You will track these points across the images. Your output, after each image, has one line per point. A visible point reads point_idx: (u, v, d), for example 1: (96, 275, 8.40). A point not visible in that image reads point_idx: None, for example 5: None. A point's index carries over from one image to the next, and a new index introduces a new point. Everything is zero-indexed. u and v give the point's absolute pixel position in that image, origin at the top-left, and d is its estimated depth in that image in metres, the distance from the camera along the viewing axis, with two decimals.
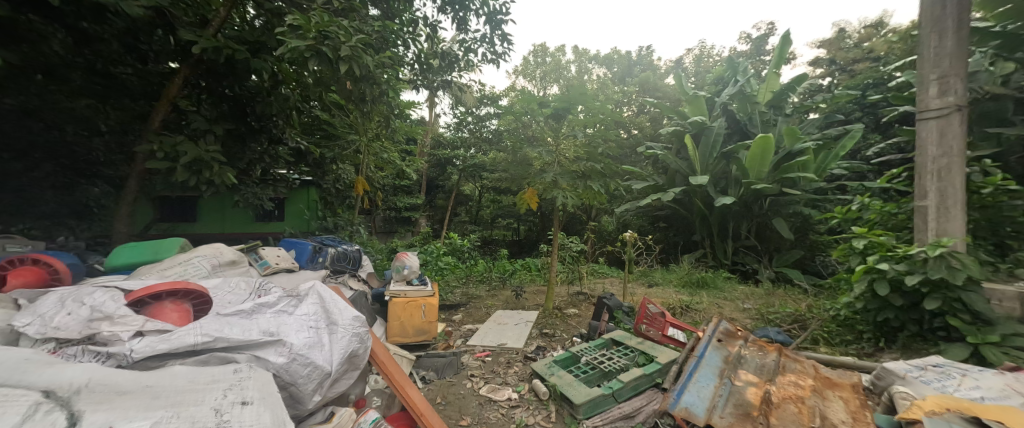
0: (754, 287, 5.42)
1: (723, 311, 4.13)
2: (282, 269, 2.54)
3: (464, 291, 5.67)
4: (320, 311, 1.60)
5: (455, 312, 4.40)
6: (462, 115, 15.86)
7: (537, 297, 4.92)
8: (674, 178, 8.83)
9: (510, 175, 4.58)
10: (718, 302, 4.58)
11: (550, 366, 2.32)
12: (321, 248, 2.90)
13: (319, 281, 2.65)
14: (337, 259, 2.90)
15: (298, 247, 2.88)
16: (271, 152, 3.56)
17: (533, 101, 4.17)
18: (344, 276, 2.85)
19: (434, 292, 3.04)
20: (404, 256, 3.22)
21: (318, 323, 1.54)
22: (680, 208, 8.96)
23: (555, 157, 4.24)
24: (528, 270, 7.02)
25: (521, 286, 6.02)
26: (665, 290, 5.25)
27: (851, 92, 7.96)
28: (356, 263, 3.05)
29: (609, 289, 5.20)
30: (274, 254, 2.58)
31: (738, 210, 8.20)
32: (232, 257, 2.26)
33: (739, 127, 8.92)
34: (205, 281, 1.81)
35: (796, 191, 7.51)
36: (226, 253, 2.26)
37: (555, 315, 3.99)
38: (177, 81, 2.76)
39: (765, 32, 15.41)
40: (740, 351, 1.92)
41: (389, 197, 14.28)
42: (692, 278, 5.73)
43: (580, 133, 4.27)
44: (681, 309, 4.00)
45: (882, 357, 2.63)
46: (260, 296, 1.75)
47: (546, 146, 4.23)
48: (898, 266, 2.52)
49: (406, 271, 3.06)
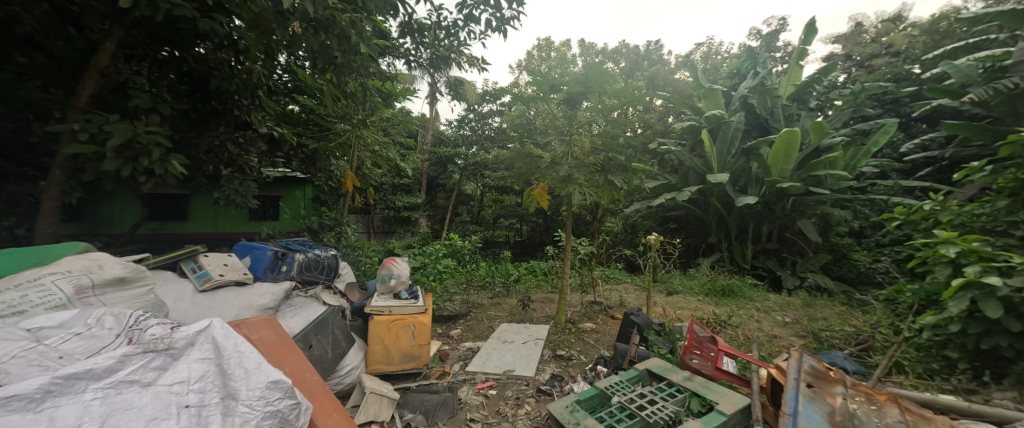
0: (788, 297, 4.86)
1: (761, 327, 3.57)
2: (229, 282, 2.03)
3: (465, 299, 5.14)
4: (217, 384, 1.25)
5: (454, 325, 3.87)
6: (465, 113, 15.52)
7: (546, 307, 4.38)
8: (689, 176, 8.27)
9: (517, 170, 4.04)
10: (754, 315, 4.02)
11: (573, 410, 1.77)
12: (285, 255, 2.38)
13: (280, 296, 2.13)
14: (307, 268, 2.39)
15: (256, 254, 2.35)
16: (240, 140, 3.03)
17: (543, 84, 3.63)
18: (317, 288, 2.36)
19: (427, 308, 2.51)
20: (391, 263, 2.70)
21: (208, 407, 1.19)
22: (695, 208, 8.40)
23: (568, 149, 3.69)
24: (534, 275, 6.48)
25: (527, 293, 5.48)
26: (690, 300, 4.69)
27: (882, 84, 7.39)
28: (331, 272, 2.55)
29: (627, 299, 4.65)
30: (220, 264, 2.08)
31: (759, 211, 7.64)
32: (120, 274, 1.69)
33: (758, 123, 8.34)
34: (48, 321, 1.34)
35: (824, 190, 6.94)
36: (111, 269, 1.69)
37: (568, 330, 3.45)
38: (109, 47, 2.25)
39: (775, 28, 14.85)
40: (848, 405, 1.40)
41: (388, 196, 13.76)
42: (717, 286, 5.17)
43: (597, 123, 3.73)
44: (715, 325, 3.45)
45: (991, 395, 2.08)
46: (131, 341, 1.31)
47: (558, 136, 3.68)
48: (1014, 282, 1.99)
49: (392, 282, 2.54)
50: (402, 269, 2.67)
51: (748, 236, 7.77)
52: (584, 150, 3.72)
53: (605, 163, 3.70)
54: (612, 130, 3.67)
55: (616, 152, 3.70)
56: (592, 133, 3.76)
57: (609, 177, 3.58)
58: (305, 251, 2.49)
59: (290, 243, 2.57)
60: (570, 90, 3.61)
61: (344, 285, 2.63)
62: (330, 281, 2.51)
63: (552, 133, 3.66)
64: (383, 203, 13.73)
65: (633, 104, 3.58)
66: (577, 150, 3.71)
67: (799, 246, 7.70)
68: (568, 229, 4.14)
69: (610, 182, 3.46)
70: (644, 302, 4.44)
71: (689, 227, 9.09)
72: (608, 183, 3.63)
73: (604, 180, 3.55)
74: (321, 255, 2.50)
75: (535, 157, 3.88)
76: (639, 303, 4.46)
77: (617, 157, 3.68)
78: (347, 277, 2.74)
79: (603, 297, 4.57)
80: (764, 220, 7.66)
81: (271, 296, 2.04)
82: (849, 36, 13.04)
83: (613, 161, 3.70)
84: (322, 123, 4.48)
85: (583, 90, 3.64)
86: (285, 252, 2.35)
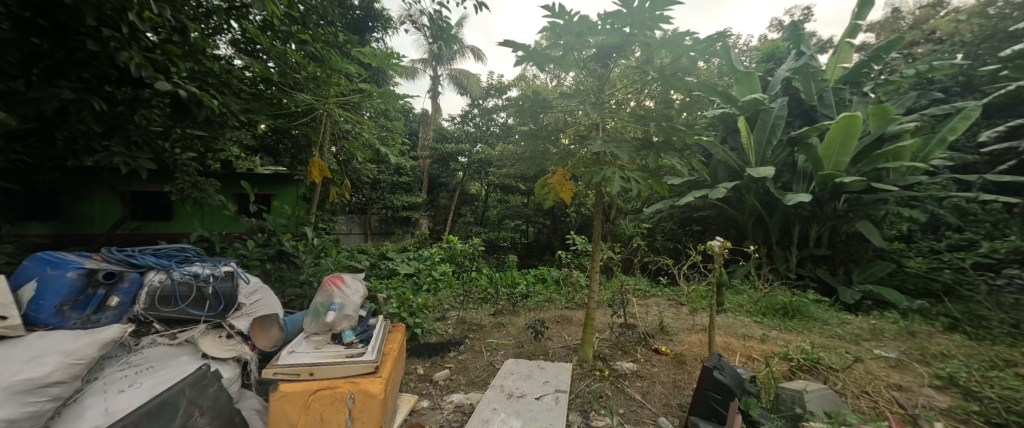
0: (876, 319, 3.80)
1: (875, 370, 2.53)
2: None
3: (461, 317, 4.13)
4: None
5: (442, 359, 2.88)
6: (468, 109, 14.74)
7: (565, 333, 3.39)
8: (720, 171, 7.23)
9: (528, 153, 2.99)
10: (852, 350, 2.96)
11: None
12: (110, 281, 1.68)
13: (79, 356, 1.40)
14: (163, 301, 1.77)
15: (63, 261, 1.61)
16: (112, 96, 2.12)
17: (566, 31, 2.55)
18: (190, 332, 1.77)
19: (383, 364, 1.54)
20: (334, 284, 1.72)
21: None
22: (727, 208, 7.36)
23: (599, 118, 2.65)
24: (547, 288, 5.44)
25: (539, 311, 4.48)
26: (750, 324, 3.64)
27: (955, 62, 6.27)
28: (218, 303, 1.86)
29: (668, 322, 3.61)
30: None
31: (806, 212, 6.57)
32: None
33: (802, 111, 7.24)
34: None
35: (890, 185, 5.88)
36: None
37: (600, 374, 2.46)
38: None
39: (800, 19, 13.82)
40: None
41: (385, 195, 12.76)
42: (778, 304, 4.11)
43: (641, 86, 2.68)
44: (816, 371, 2.36)
45: None
46: None
47: (589, 100, 2.61)
48: None
49: (325, 324, 1.57)
50: (347, 296, 1.69)
51: (793, 241, 6.69)
52: (623, 122, 2.68)
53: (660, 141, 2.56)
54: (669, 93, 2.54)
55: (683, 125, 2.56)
56: (634, 100, 2.73)
57: (674, 160, 2.42)
58: (158, 272, 1.83)
59: (165, 257, 2.00)
60: (605, 39, 2.54)
61: (250, 323, 1.90)
62: (217, 318, 1.85)
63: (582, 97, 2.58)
64: (380, 202, 12.73)
65: (697, 58, 2.54)
66: (613, 122, 2.64)
67: (853, 253, 6.61)
68: (597, 239, 2.95)
69: (674, 164, 2.36)
70: (695, 327, 3.40)
71: (719, 230, 8.01)
72: (673, 171, 2.46)
73: (671, 163, 2.40)
74: (193, 277, 1.86)
75: (558, 133, 2.77)
76: (689, 327, 3.41)
77: (686, 136, 2.53)
78: (266, 305, 2.02)
79: (642, 320, 3.52)
80: (812, 222, 6.58)
81: (53, 361, 1.34)
82: (884, 25, 11.93)
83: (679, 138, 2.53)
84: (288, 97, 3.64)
85: (622, 41, 2.58)
86: (101, 285, 1.64)
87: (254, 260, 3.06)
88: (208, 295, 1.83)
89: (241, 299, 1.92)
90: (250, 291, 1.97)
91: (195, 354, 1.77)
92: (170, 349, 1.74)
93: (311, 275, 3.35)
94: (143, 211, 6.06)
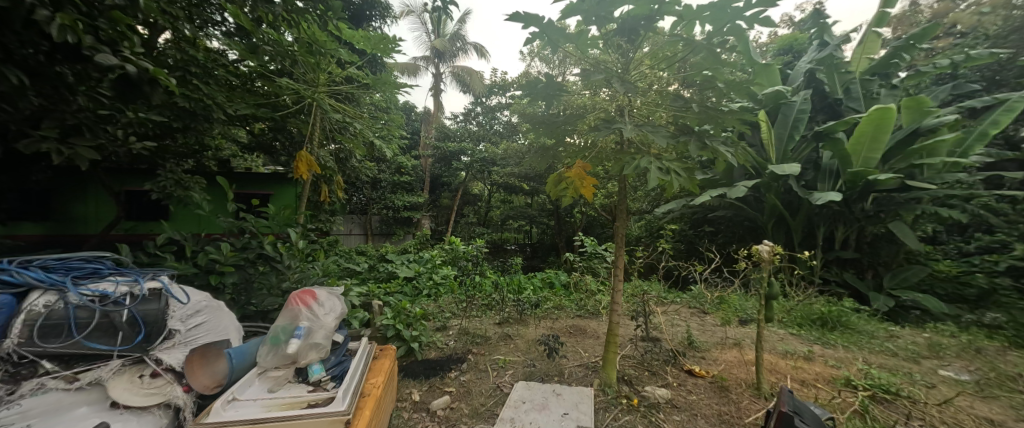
0: (928, 333, 3.40)
1: (953, 397, 2.14)
2: None
3: (463, 327, 3.76)
4: None
5: (442, 381, 2.51)
6: (472, 106, 14.94)
7: (581, 348, 3.00)
8: (738, 168, 6.82)
9: (539, 142, 2.59)
10: (914, 371, 2.57)
11: None
12: None
13: None
14: (51, 333, 1.34)
15: None
16: (36, 71, 1.75)
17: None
18: (98, 374, 1.37)
19: (356, 413, 1.22)
20: (302, 303, 1.41)
21: None
22: (745, 208, 6.95)
23: (625, 102, 2.24)
24: (556, 295, 5.06)
25: (549, 320, 4.10)
26: (788, 338, 3.24)
27: (995, 51, 5.84)
28: (136, 333, 1.45)
29: (695, 335, 3.22)
30: None
31: (832, 212, 6.14)
32: None
33: (826, 105, 6.83)
34: None
35: (930, 184, 5.44)
36: None
37: (628, 403, 2.10)
38: None
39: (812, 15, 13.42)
40: None
41: (385, 195, 12.40)
42: (814, 313, 3.71)
43: (677, 61, 2.23)
44: (892, 404, 1.97)
45: None
46: None
47: (619, 79, 2.11)
48: None
49: (287, 359, 1.27)
50: (318, 317, 1.39)
51: (818, 243, 6.27)
52: (655, 105, 2.26)
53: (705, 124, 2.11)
54: (711, 69, 2.14)
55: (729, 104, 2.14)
56: (666, 79, 2.29)
57: (722, 146, 2.00)
58: (43, 291, 1.40)
59: (60, 270, 1.55)
60: (636, 6, 2.02)
61: (186, 354, 1.54)
62: (137, 351, 1.45)
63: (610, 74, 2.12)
64: (380, 202, 12.38)
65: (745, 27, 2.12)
66: (641, 105, 2.25)
67: (882, 256, 6.19)
68: (620, 244, 2.49)
69: (726, 151, 1.94)
70: (730, 344, 2.97)
71: (736, 231, 7.57)
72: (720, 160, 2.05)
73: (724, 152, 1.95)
74: (100, 299, 1.44)
75: (579, 119, 2.32)
76: (723, 344, 2.98)
77: (733, 120, 2.12)
78: (207, 330, 1.65)
79: (670, 336, 3.09)
80: (839, 223, 6.15)
81: None
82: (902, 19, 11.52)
83: (724, 122, 2.11)
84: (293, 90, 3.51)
85: (652, 11, 2.09)
86: None
87: (228, 265, 2.65)
88: (122, 324, 1.43)
89: (172, 325, 1.53)
90: (185, 314, 1.58)
91: (101, 401, 1.37)
92: (64, 399, 1.31)
93: (294, 282, 2.97)
94: (138, 211, 5.72)
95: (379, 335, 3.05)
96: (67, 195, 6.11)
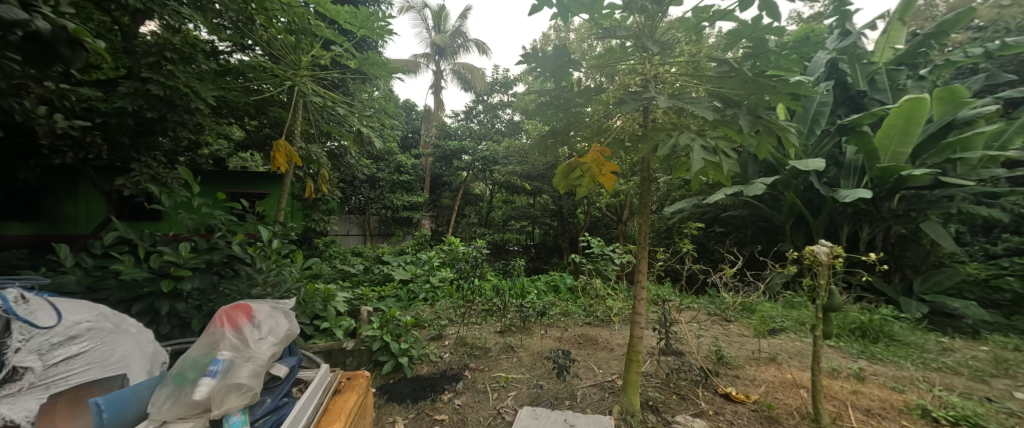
0: (985, 346, 3.02)
1: None
2: None
3: (460, 336, 3.40)
4: None
5: (433, 408, 2.12)
6: (473, 104, 14.67)
7: (595, 364, 2.62)
8: (754, 165, 6.43)
9: (546, 127, 2.27)
10: (990, 395, 2.18)
11: None
12: None
13: None
14: None
15: None
16: None
17: None
18: None
19: None
20: (228, 325, 1.13)
21: None
22: (761, 206, 6.55)
23: (654, 72, 1.85)
24: (562, 300, 4.69)
25: (555, 328, 3.73)
26: (829, 352, 2.86)
27: None
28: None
29: (725, 348, 2.83)
30: None
31: (857, 211, 5.74)
32: None
33: (848, 98, 6.43)
34: None
35: (968, 180, 5.02)
36: None
37: None
38: None
39: None
40: None
41: (384, 194, 12.01)
42: (852, 323, 3.34)
43: (720, 21, 1.79)
44: None
45: None
46: None
47: (652, 41, 1.74)
48: None
49: (197, 401, 0.96)
50: (248, 342, 1.12)
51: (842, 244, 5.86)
52: (688, 78, 1.89)
53: (758, 98, 1.70)
54: (761, 29, 1.74)
55: (786, 71, 1.74)
56: (706, 45, 1.89)
57: (783, 121, 1.61)
58: None
59: None
60: None
61: (44, 401, 0.98)
62: None
63: (638, 35, 1.73)
64: (379, 201, 11.98)
65: None
66: (673, 76, 1.85)
67: (912, 258, 5.77)
68: (642, 243, 2.08)
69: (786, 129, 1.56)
70: (769, 365, 2.55)
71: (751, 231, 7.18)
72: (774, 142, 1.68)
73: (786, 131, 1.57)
74: None
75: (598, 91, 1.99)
76: (761, 364, 2.57)
77: (788, 95, 1.73)
78: (94, 361, 1.10)
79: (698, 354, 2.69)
80: (864, 223, 5.75)
81: None
82: None
83: (778, 98, 1.71)
84: (271, 71, 3.12)
85: None
86: None
87: (185, 269, 2.27)
88: None
89: (19, 359, 0.99)
90: (49, 342, 1.05)
91: None
92: None
93: (266, 288, 2.59)
94: (129, 211, 5.54)
95: (364, 348, 2.69)
96: (60, 194, 5.89)
